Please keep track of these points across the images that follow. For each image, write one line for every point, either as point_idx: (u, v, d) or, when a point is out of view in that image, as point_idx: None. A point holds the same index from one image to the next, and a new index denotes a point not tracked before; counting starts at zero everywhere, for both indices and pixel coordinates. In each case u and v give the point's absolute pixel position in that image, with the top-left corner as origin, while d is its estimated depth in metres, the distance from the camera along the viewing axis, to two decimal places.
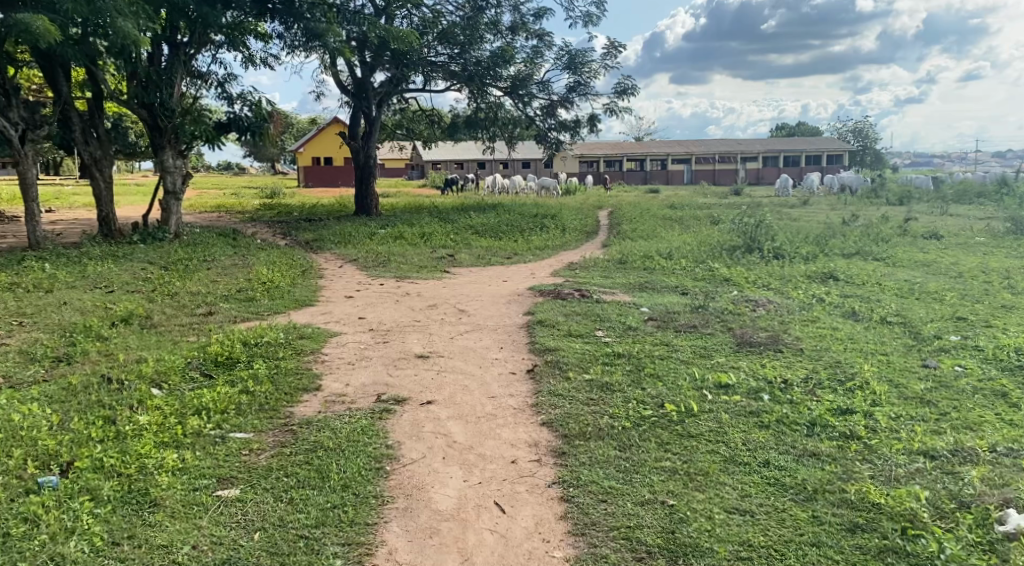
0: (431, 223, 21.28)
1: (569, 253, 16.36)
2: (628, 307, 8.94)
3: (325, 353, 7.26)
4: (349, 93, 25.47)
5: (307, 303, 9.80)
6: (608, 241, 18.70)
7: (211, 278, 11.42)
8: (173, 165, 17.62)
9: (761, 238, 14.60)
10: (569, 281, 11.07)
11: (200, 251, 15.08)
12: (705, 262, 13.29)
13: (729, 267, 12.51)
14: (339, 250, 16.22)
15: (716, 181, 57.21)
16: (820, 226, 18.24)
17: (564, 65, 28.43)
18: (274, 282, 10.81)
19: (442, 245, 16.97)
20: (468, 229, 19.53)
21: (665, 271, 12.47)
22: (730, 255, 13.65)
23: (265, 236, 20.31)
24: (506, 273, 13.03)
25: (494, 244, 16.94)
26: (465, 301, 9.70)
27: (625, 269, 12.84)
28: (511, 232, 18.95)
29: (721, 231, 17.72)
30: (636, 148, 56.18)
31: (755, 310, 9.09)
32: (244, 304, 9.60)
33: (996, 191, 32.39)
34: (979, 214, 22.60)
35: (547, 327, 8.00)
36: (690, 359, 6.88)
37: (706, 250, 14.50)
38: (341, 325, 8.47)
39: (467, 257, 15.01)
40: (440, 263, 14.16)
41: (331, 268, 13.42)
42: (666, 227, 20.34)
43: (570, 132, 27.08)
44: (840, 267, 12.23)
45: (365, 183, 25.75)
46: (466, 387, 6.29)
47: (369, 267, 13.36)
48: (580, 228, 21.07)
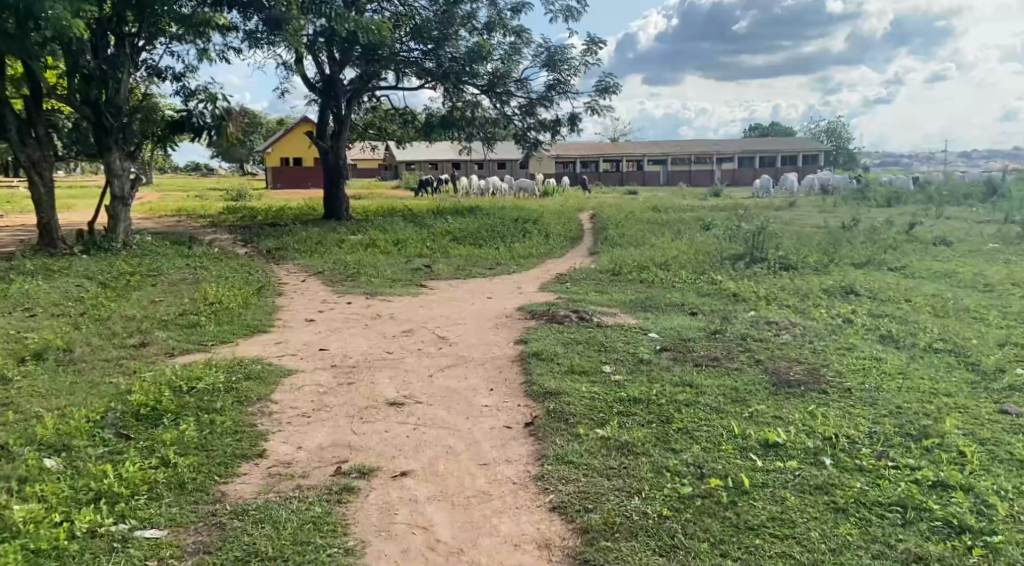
0: (406, 228, 19.98)
1: (555, 263, 15.18)
2: (635, 334, 7.72)
3: (275, 402, 5.93)
4: (317, 90, 24.03)
5: (259, 330, 8.47)
6: (594, 248, 17.53)
7: (152, 298, 10.02)
8: (121, 167, 16.08)
9: (762, 246, 13.50)
10: (562, 299, 9.83)
11: (148, 263, 13.65)
12: (707, 273, 12.12)
13: (735, 279, 11.35)
14: (304, 260, 14.87)
15: (693, 182, 56.31)
16: (820, 231, 17.20)
17: (543, 62, 27.22)
18: (224, 303, 9.43)
19: (418, 254, 15.67)
20: (445, 236, 18.27)
21: (665, 285, 11.28)
22: (732, 265, 12.52)
23: (225, 244, 18.88)
24: (488, 288, 11.76)
25: (474, 253, 15.68)
26: (445, 325, 8.40)
27: (621, 282, 11.64)
28: (490, 239, 17.71)
29: (716, 237, 16.63)
30: (613, 149, 55.21)
31: (779, 334, 7.94)
32: (186, 332, 8.23)
33: (981, 193, 31.83)
34: (976, 216, 21.74)
35: (545, 360, 6.74)
36: (723, 405, 5.67)
37: (703, 260, 13.37)
38: (297, 360, 7.14)
39: (445, 268, 13.73)
40: (415, 275, 12.85)
41: (294, 282, 12.07)
42: (655, 233, 19.23)
43: (549, 131, 25.88)
44: (858, 280, 11.12)
45: (335, 185, 24.36)
46: (450, 450, 5.02)
47: (336, 281, 12.04)
48: (563, 234, 19.90)
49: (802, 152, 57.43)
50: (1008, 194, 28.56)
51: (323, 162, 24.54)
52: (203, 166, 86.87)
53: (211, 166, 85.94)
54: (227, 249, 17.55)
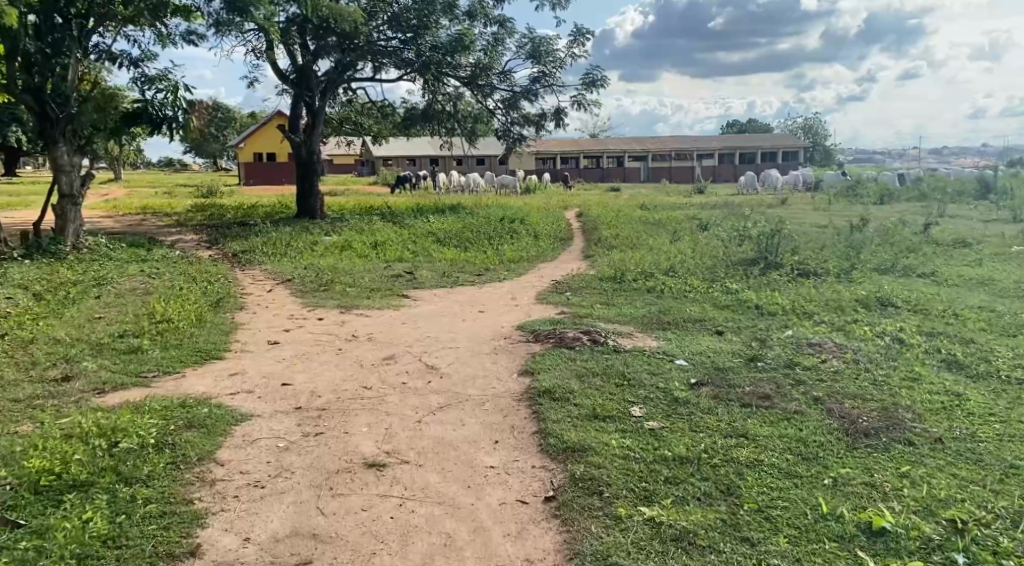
0: (384, 228, 18.63)
1: (546, 267, 13.94)
2: (662, 363, 6.47)
3: (222, 465, 4.64)
4: (288, 80, 22.57)
5: (211, 358, 7.10)
6: (586, 251, 16.30)
7: (90, 315, 8.60)
8: (69, 162, 14.61)
9: (775, 250, 12.34)
10: (567, 315, 8.57)
11: (96, 269, 12.23)
12: (721, 281, 10.95)
13: (755, 289, 10.18)
14: (272, 265, 13.50)
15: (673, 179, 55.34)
16: (827, 232, 16.10)
17: (528, 54, 25.92)
18: (172, 322, 8.04)
19: (398, 258, 14.35)
20: (426, 237, 16.96)
21: (677, 295, 10.08)
22: (746, 272, 11.33)
23: (187, 246, 17.41)
24: (479, 299, 10.46)
25: (459, 257, 14.40)
26: (434, 351, 7.11)
27: (627, 292, 10.40)
28: (475, 241, 16.42)
29: (717, 239, 15.48)
30: (594, 145, 54.04)
31: (830, 360, 6.73)
32: (123, 361, 6.88)
33: (975, 192, 31.03)
34: (980, 216, 20.81)
35: (560, 401, 5.50)
36: (795, 467, 4.44)
37: (713, 266, 12.17)
38: (254, 400, 5.83)
39: (428, 274, 12.44)
40: (395, 283, 11.52)
41: (259, 292, 10.71)
42: (650, 234, 18.04)
43: (535, 126, 24.63)
44: (891, 289, 9.98)
45: (308, 182, 22.96)
46: (450, 544, 3.77)
47: (305, 292, 10.66)
48: (553, 234, 18.67)
49: (785, 148, 56.67)
50: (1002, 192, 27.77)
51: (296, 158, 23.07)
52: (170, 161, 84.70)
53: (183, 162, 83.79)
54: (188, 252, 16.10)
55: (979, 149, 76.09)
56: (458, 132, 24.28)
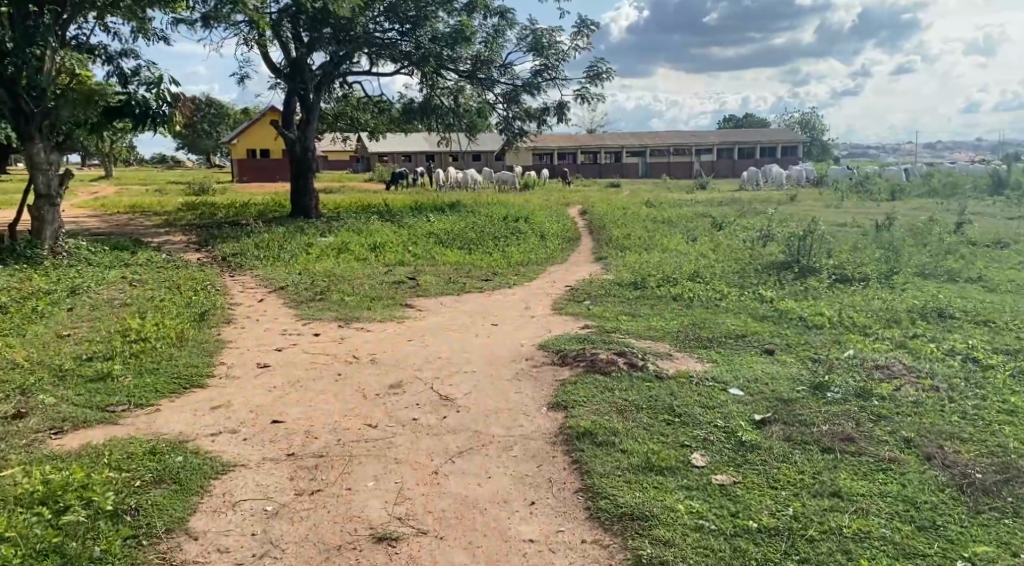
0: (383, 229, 17.71)
1: (558, 271, 13.05)
2: (714, 394, 5.56)
3: (198, 541, 3.76)
4: (281, 74, 21.62)
5: (190, 387, 6.16)
6: (596, 252, 15.41)
7: (56, 333, 7.63)
8: (46, 160, 13.64)
9: (807, 254, 11.41)
10: (593, 330, 7.65)
11: (73, 276, 11.30)
12: (752, 289, 10.06)
13: (793, 299, 9.31)
14: (264, 270, 12.59)
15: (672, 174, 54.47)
16: (853, 231, 15.20)
17: (529, 46, 24.98)
18: (148, 342, 7.09)
19: (398, 262, 13.40)
20: (427, 238, 16.02)
21: (708, 305, 9.20)
22: (778, 279, 10.41)
23: (174, 248, 16.44)
24: (490, 309, 9.52)
25: (463, 260, 13.48)
26: (447, 376, 6.19)
27: (653, 302, 9.47)
28: (478, 242, 15.47)
29: (736, 239, 14.60)
30: (592, 140, 53.11)
31: (906, 388, 5.80)
32: (90, 390, 5.97)
33: (988, 186, 30.13)
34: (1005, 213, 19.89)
35: (605, 446, 4.60)
36: (911, 544, 3.57)
37: (739, 270, 11.30)
38: (240, 443, 4.93)
39: (433, 280, 11.54)
40: (398, 291, 10.56)
41: (249, 301, 9.81)
42: (661, 235, 17.10)
43: (538, 120, 23.70)
44: (943, 297, 9.09)
45: (303, 180, 22.04)
46: None
47: (299, 302, 9.71)
48: (559, 234, 17.76)
49: (785, 143, 55.87)
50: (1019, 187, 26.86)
51: (289, 155, 22.11)
52: (161, 158, 83.69)
53: (175, 158, 82.66)
54: (175, 255, 15.14)
55: (977, 141, 75.37)
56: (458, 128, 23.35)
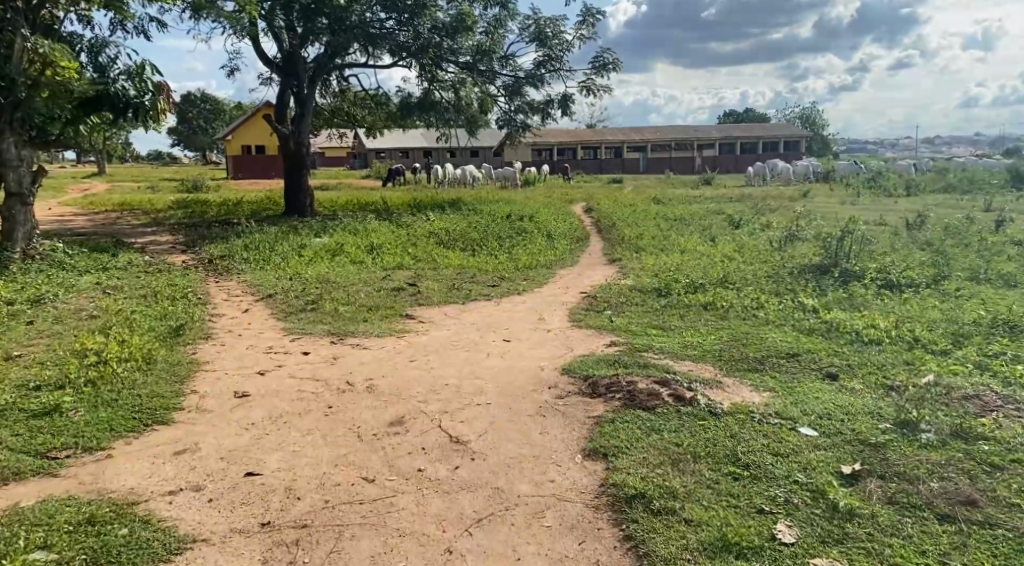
0: (380, 228, 16.72)
1: (570, 275, 12.08)
2: (784, 437, 4.57)
3: None
4: (274, 66, 20.62)
5: (151, 423, 5.18)
6: (608, 254, 14.44)
7: (6, 352, 6.65)
8: (16, 155, 12.65)
9: (844, 257, 10.44)
10: (624, 349, 6.65)
11: (41, 282, 10.32)
12: (790, 298, 9.09)
13: (839, 311, 8.34)
14: (252, 274, 11.63)
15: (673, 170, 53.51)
16: (882, 229, 14.22)
17: (532, 36, 23.97)
18: (109, 366, 6.10)
19: (398, 266, 12.40)
20: (427, 239, 15.03)
21: (744, 317, 8.23)
22: (816, 287, 9.45)
23: (160, 250, 15.45)
24: (502, 321, 8.53)
25: (467, 263, 12.51)
26: (457, 409, 5.20)
27: (684, 314, 8.47)
28: (483, 243, 14.47)
29: (758, 240, 13.63)
30: (592, 135, 52.05)
31: (1011, 426, 4.82)
32: (30, 428, 4.99)
33: (1005, 182, 29.17)
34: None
35: (664, 517, 3.64)
36: None
37: (770, 276, 10.33)
38: (204, 506, 3.96)
39: (435, 286, 10.56)
40: (398, 300, 9.57)
41: (232, 312, 8.84)
42: (676, 235, 16.08)
43: (541, 113, 22.70)
44: (1007, 307, 8.11)
45: (297, 177, 21.02)
46: None
47: (288, 314, 8.73)
48: (567, 233, 16.78)
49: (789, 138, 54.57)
50: None
51: (282, 150, 21.07)
52: (155, 155, 82.69)
53: (171, 155, 81.69)
54: (160, 257, 14.18)
55: (978, 134, 74.45)
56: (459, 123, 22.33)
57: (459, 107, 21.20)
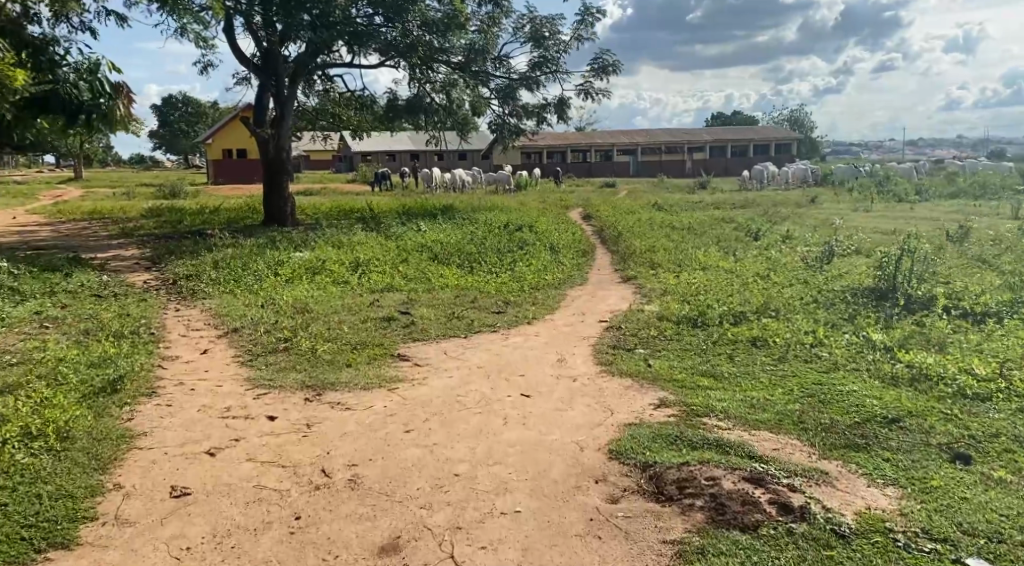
0: (367, 241, 15.26)
1: (582, 298, 10.66)
2: None
3: None
4: (251, 66, 19.12)
5: (44, 549, 3.70)
6: (619, 271, 13.03)
7: None
8: None
9: (903, 282, 9.05)
10: (680, 416, 5.22)
11: None
12: (853, 335, 7.70)
13: (919, 353, 6.95)
14: (220, 300, 10.14)
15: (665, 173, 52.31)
16: (919, 241, 12.87)
17: (526, 36, 22.54)
18: (5, 450, 4.58)
19: (387, 288, 10.93)
20: (418, 254, 13.56)
21: (806, 362, 6.84)
22: (880, 322, 8.05)
23: (121, 267, 13.88)
24: (515, 365, 7.08)
25: (465, 285, 11.06)
26: (476, 523, 3.76)
27: (735, 357, 7.05)
28: (481, 258, 13.02)
29: (785, 256, 12.27)
30: (584, 138, 50.73)
31: None
32: None
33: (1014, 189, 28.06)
34: None
35: None
36: None
37: (820, 304, 8.93)
38: None
39: (431, 315, 9.10)
40: (389, 335, 8.09)
41: (188, 356, 7.33)
42: (690, 248, 14.69)
43: (537, 117, 21.30)
44: None
45: (276, 184, 19.51)
46: None
47: (255, 356, 7.23)
48: (571, 246, 15.36)
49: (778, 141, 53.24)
50: None
51: (262, 155, 19.52)
52: (137, 159, 81.06)
53: (154, 160, 80.07)
54: (120, 277, 12.62)
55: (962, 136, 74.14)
56: (450, 126, 20.88)
57: (450, 110, 19.74)
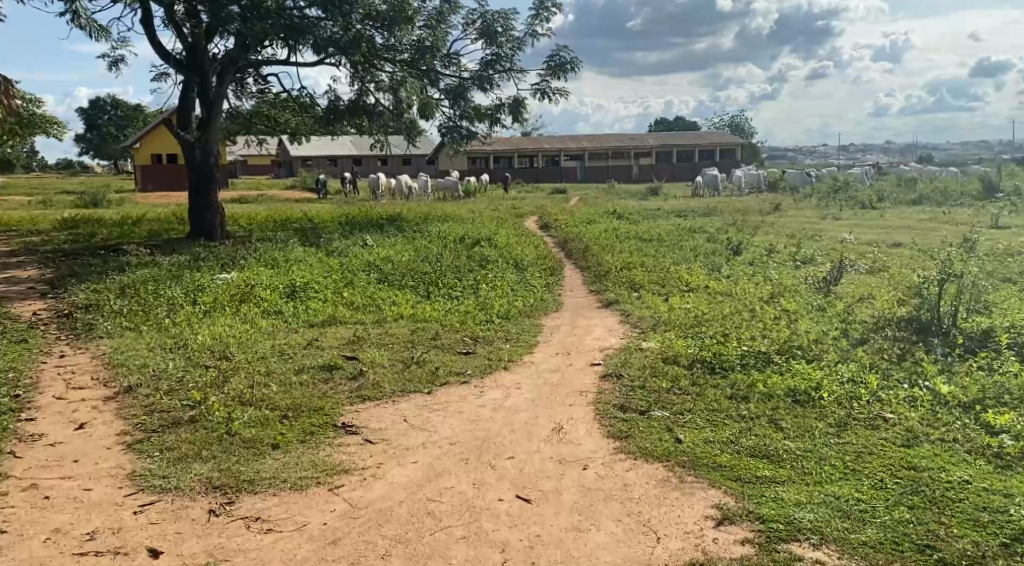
0: (306, 258, 13.42)
1: (561, 330, 9.03)
2: None
3: None
4: (175, 62, 16.99)
5: None
6: (595, 292, 11.47)
7: None
8: None
9: (947, 315, 7.62)
10: (756, 544, 3.77)
11: None
12: (914, 386, 6.20)
13: (1013, 416, 5.47)
14: (119, 340, 8.20)
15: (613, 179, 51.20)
16: (926, 258, 11.58)
17: (478, 32, 20.82)
18: None
19: (329, 320, 9.12)
20: (365, 274, 11.77)
21: (875, 432, 5.28)
22: (938, 367, 6.58)
23: (12, 292, 11.74)
24: (500, 438, 5.39)
25: (423, 315, 9.31)
26: None
27: (782, 422, 5.49)
28: (438, 280, 11.28)
29: (784, 278, 10.85)
30: (531, 143, 49.28)
31: None
32: None
33: (971, 198, 27.53)
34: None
35: None
36: None
37: (854, 341, 7.45)
38: None
39: (383, 360, 7.30)
40: (331, 395, 6.29)
41: (53, 434, 5.41)
42: (668, 265, 13.19)
43: (490, 119, 19.63)
44: None
45: (202, 193, 17.31)
46: None
47: (148, 434, 5.38)
48: (536, 261, 13.79)
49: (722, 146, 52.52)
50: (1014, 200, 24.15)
51: (186, 160, 17.38)
52: (62, 164, 77.03)
53: (80, 165, 76.08)
54: (5, 307, 10.50)
55: (898, 142, 75.23)
56: (396, 130, 19.11)
57: (397, 112, 17.99)
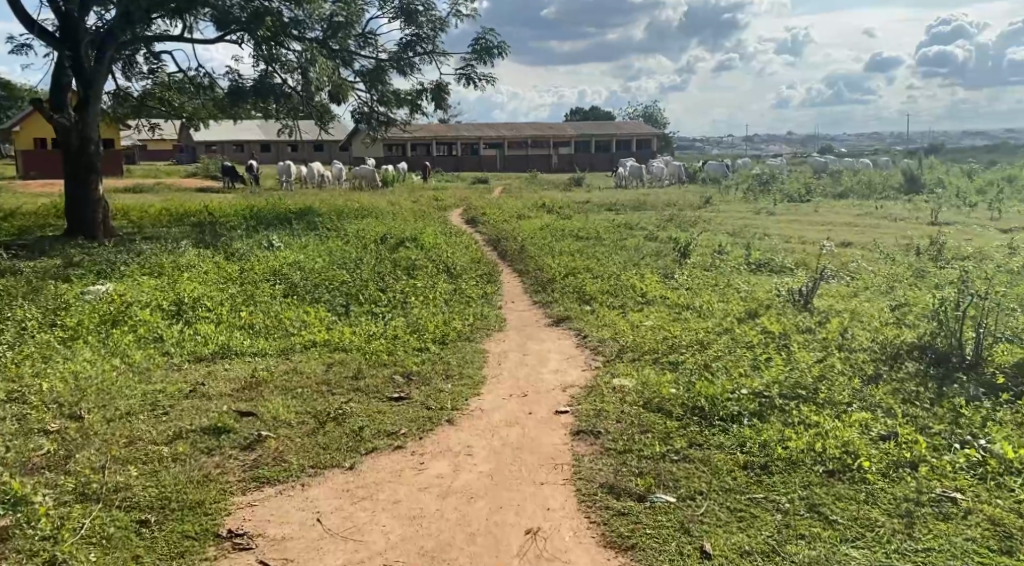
0: (203, 263, 11.51)
1: (508, 358, 7.51)
2: None
3: None
4: (44, 36, 14.60)
5: None
6: (538, 305, 9.96)
7: None
8: None
9: (970, 345, 6.45)
10: None
11: None
12: (970, 448, 4.94)
13: None
14: None
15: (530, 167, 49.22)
16: (897, 265, 10.54)
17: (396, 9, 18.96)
18: None
19: (222, 351, 7.33)
20: (269, 286, 9.94)
21: (952, 532, 3.98)
22: (986, 418, 5.36)
23: None
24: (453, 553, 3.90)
25: (340, 342, 7.62)
26: None
27: (826, 511, 4.17)
28: (357, 293, 9.59)
29: (751, 291, 9.60)
30: (449, 130, 47.38)
31: None
32: None
33: (894, 192, 27.30)
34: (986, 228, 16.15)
35: None
36: None
37: (868, 379, 6.18)
38: None
39: (287, 415, 5.61)
40: (215, 481, 4.61)
41: None
42: (616, 270, 11.81)
43: (409, 105, 17.90)
44: None
45: (81, 184, 14.89)
46: None
47: None
48: (466, 265, 12.21)
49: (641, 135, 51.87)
50: (938, 195, 23.89)
51: (62, 146, 14.92)
52: None
53: None
54: None
55: (806, 133, 76.56)
56: (307, 115, 17.20)
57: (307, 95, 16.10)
